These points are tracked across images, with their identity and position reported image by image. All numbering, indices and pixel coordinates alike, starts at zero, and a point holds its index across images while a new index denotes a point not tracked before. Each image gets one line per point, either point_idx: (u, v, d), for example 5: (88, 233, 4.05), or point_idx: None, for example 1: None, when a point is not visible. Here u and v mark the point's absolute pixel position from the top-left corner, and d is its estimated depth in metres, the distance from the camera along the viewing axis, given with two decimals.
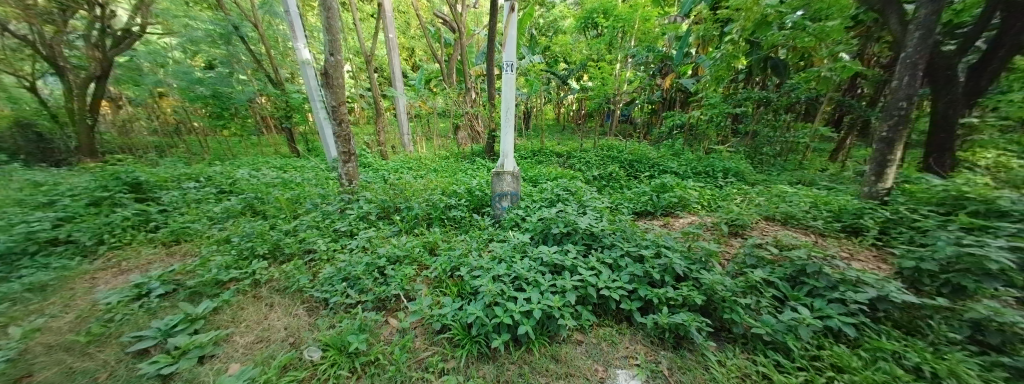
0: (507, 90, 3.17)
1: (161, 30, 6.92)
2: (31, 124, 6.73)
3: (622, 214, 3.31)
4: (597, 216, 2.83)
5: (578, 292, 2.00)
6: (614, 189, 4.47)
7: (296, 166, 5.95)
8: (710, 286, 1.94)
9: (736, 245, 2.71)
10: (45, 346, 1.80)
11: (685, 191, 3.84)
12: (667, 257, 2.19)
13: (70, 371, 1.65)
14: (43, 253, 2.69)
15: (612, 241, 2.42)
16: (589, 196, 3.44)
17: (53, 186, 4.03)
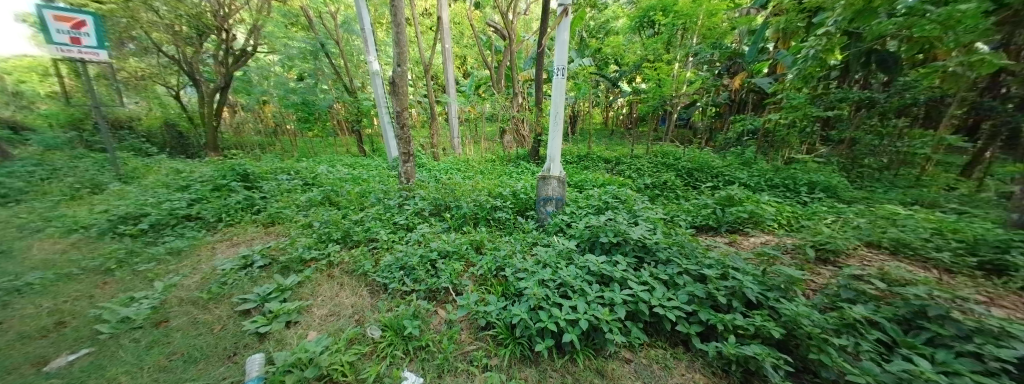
0: (558, 94, 3.17)
1: (266, 49, 8.32)
2: (175, 124, 8.56)
3: (680, 227, 3.06)
4: (650, 228, 2.66)
5: (628, 307, 1.88)
6: (668, 199, 4.18)
7: (363, 164, 6.60)
8: (791, 319, 1.69)
9: (826, 275, 2.32)
10: (178, 299, 2.26)
11: (756, 206, 3.42)
12: (736, 279, 1.96)
13: (195, 320, 2.06)
14: (180, 225, 3.41)
15: (668, 256, 2.25)
16: (642, 206, 3.24)
17: (188, 174, 5.02)
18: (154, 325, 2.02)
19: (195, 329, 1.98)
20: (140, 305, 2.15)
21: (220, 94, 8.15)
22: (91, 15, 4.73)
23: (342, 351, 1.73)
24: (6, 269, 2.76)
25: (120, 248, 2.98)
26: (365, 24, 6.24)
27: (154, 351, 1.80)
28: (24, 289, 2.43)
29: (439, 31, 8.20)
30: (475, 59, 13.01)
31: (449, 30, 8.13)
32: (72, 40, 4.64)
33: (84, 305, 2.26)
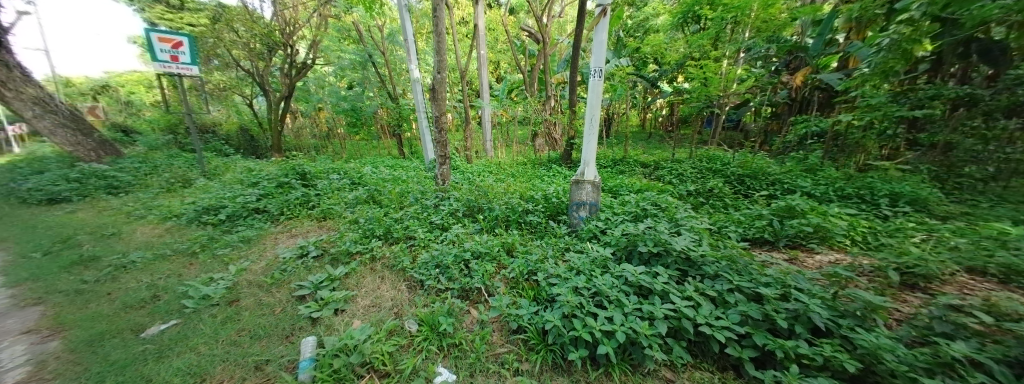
0: (594, 96, 3.10)
1: (322, 60, 9.15)
2: (247, 128, 9.69)
3: (729, 239, 2.83)
4: (695, 239, 2.48)
5: (670, 323, 1.75)
6: (715, 208, 3.90)
7: (403, 166, 6.95)
8: (870, 352, 1.46)
9: (914, 304, 2.01)
10: (247, 282, 2.55)
11: (821, 219, 3.06)
12: (800, 302, 1.76)
13: (259, 302, 2.30)
14: (250, 218, 3.84)
15: (718, 270, 2.07)
16: (684, 214, 3.03)
17: (257, 172, 5.64)
18: (227, 304, 2.30)
19: (259, 310, 2.22)
20: (217, 285, 2.47)
21: (285, 102, 8.97)
22: (185, 35, 5.45)
23: (383, 340, 1.82)
24: (118, 249, 3.30)
25: (203, 234, 3.43)
26: (408, 34, 6.59)
27: (226, 326, 2.04)
28: (131, 266, 2.89)
29: (474, 39, 8.44)
30: (508, 63, 13.23)
31: (484, 37, 8.34)
32: (172, 57, 5.42)
33: (175, 281, 2.63)
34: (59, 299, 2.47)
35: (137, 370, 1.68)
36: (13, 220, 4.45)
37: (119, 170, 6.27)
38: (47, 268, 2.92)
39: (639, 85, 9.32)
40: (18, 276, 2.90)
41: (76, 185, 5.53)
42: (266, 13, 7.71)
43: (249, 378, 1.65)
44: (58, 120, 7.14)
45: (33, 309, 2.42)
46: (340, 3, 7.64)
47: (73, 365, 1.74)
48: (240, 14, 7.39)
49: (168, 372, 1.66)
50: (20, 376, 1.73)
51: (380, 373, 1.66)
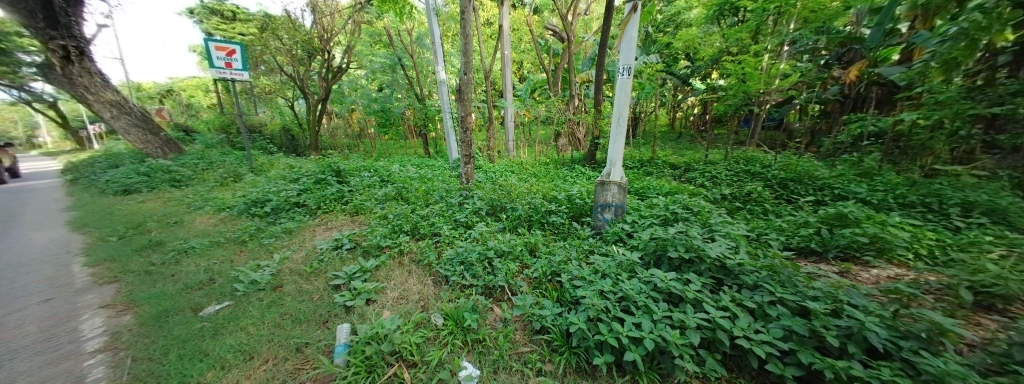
0: (622, 94, 3.03)
1: (356, 64, 9.61)
2: (288, 128, 10.38)
3: (771, 248, 2.56)
4: (732, 246, 2.24)
5: (704, 333, 1.58)
6: (754, 214, 3.64)
7: (428, 165, 7.14)
8: (938, 379, 1.20)
9: (996, 331, 1.73)
10: (289, 270, 2.75)
11: (878, 229, 2.73)
12: (854, 319, 1.52)
13: (300, 289, 2.47)
14: (291, 212, 4.13)
15: (758, 280, 1.84)
16: (719, 220, 2.83)
17: (296, 169, 6.02)
18: (272, 289, 2.50)
19: (298, 296, 2.38)
20: (263, 272, 2.70)
21: (321, 104, 9.47)
22: (238, 44, 5.91)
23: (411, 332, 1.89)
24: (179, 235, 3.67)
25: (251, 225, 3.75)
26: (436, 37, 6.73)
27: (272, 308, 2.23)
28: (191, 251, 3.22)
29: (499, 39, 8.49)
30: (532, 63, 13.23)
31: (508, 37, 8.38)
32: (226, 64, 5.92)
33: (228, 266, 2.89)
34: (133, 278, 2.80)
35: (196, 345, 1.88)
36: (96, 208, 5.07)
37: (179, 165, 6.94)
38: (123, 252, 3.32)
39: (668, 83, 8.99)
40: (100, 257, 3.32)
41: (145, 178, 6.20)
42: (305, 20, 8.19)
43: (290, 360, 1.79)
44: (133, 120, 8.03)
45: (111, 286, 2.76)
46: (372, 10, 7.96)
47: (144, 338, 1.99)
48: (284, 23, 8.05)
49: (222, 349, 1.83)
50: (100, 344, 2.01)
51: (408, 363, 1.73)
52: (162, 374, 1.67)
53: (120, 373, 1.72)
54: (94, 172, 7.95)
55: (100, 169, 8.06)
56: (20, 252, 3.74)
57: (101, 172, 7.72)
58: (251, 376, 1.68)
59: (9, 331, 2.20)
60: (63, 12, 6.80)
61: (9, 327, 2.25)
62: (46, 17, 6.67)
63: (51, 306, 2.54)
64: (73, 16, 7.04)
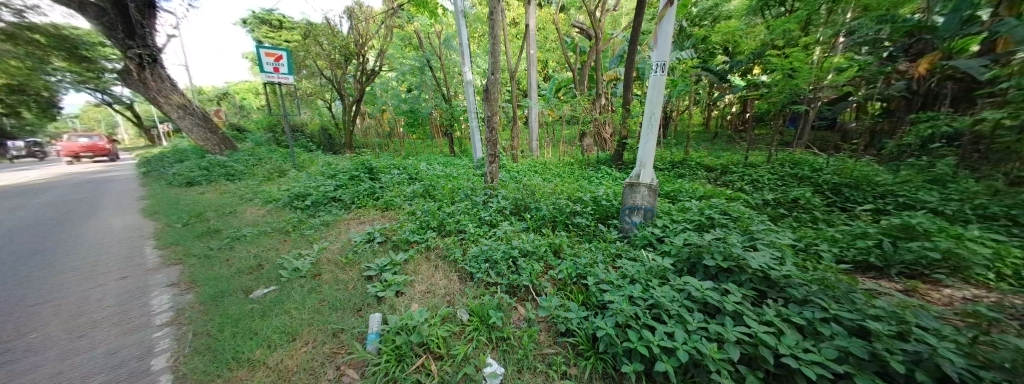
0: (655, 92, 2.92)
1: (387, 66, 10.00)
2: (326, 128, 11.01)
3: (821, 260, 2.19)
4: (777, 256, 1.95)
5: (743, 349, 1.39)
6: (799, 220, 3.27)
7: (453, 163, 7.27)
8: None
9: None
10: (327, 260, 2.93)
11: (950, 241, 2.30)
12: (925, 344, 1.23)
13: (335, 279, 2.61)
14: (327, 206, 4.37)
15: (809, 294, 1.58)
16: (762, 226, 2.52)
17: (331, 166, 6.36)
18: (312, 276, 2.68)
19: (334, 285, 2.52)
20: (305, 260, 2.92)
21: (355, 105, 9.93)
22: (285, 50, 6.32)
23: (438, 325, 1.94)
24: (232, 224, 4.01)
25: (293, 217, 4.03)
26: (463, 37, 6.84)
27: (312, 294, 2.40)
28: (242, 238, 3.52)
29: (524, 39, 8.48)
30: (557, 61, 13.12)
31: (535, 36, 8.34)
32: (274, 69, 6.37)
33: (273, 254, 3.13)
34: (194, 261, 3.12)
35: (246, 325, 2.08)
36: (164, 198, 5.68)
37: (233, 160, 7.60)
38: (187, 237, 3.70)
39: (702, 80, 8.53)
40: (167, 241, 3.72)
41: (204, 172, 6.87)
42: (343, 27, 8.65)
43: (328, 344, 1.91)
44: (195, 120, 8.85)
45: (177, 268, 3.10)
46: (404, 14, 8.25)
47: (203, 315, 2.24)
48: (325, 30, 8.59)
49: (268, 330, 2.01)
50: (166, 319, 2.28)
51: (435, 355, 1.78)
52: (218, 350, 1.88)
53: (184, 345, 1.97)
54: (163, 166, 8.91)
55: (167, 163, 9.02)
56: (104, 234, 4.27)
57: (168, 166, 8.64)
58: (293, 358, 1.82)
59: (95, 304, 2.54)
60: (139, 25, 7.58)
61: (95, 301, 2.60)
62: (125, 29, 7.53)
63: (127, 283, 2.89)
64: (148, 28, 7.82)
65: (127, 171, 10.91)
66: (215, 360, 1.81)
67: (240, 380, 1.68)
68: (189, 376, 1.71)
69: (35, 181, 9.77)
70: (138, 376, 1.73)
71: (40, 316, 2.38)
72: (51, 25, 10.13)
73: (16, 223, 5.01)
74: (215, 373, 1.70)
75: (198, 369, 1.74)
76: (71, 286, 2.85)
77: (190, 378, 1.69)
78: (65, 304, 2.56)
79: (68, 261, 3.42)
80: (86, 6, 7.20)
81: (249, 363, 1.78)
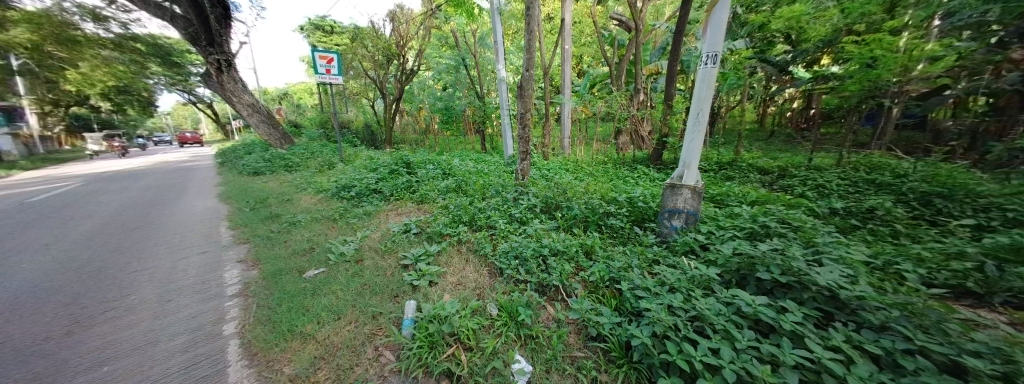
0: (704, 86, 2.69)
1: (425, 65, 10.31)
2: (368, 124, 11.65)
3: (902, 282, 1.90)
4: (847, 273, 1.72)
5: (799, 374, 1.25)
6: (873, 232, 2.88)
7: (484, 160, 7.34)
8: None
9: None
10: (368, 247, 3.10)
11: None
12: None
13: (374, 265, 2.75)
14: (367, 198, 4.61)
15: (887, 320, 1.39)
16: (827, 238, 2.25)
17: (371, 160, 6.70)
18: (355, 261, 2.85)
19: (371, 272, 2.65)
20: (349, 246, 3.12)
21: (394, 102, 10.36)
22: (336, 53, 6.73)
23: (468, 317, 1.97)
24: (289, 210, 4.39)
25: (339, 207, 4.32)
26: (498, 35, 6.83)
27: (354, 278, 2.55)
28: (297, 223, 3.84)
29: (560, 34, 8.30)
30: (593, 55, 12.74)
31: (570, 31, 8.13)
32: (326, 70, 6.81)
33: (322, 238, 3.37)
34: (258, 242, 3.49)
35: (299, 302, 2.29)
36: (235, 185, 6.40)
37: (290, 154, 8.32)
38: (254, 220, 4.16)
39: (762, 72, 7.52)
40: (237, 223, 4.19)
41: (268, 164, 7.64)
42: (386, 29, 9.07)
43: (367, 325, 2.03)
44: (262, 117, 9.77)
45: (244, 247, 3.49)
46: (441, 14, 8.43)
47: (265, 290, 2.54)
48: (369, 33, 9.08)
49: (315, 309, 2.19)
50: (236, 290, 2.63)
51: (464, 346, 1.80)
52: (277, 322, 2.11)
53: (248, 315, 2.28)
54: (235, 157, 10.05)
55: (239, 155, 10.16)
56: (190, 213, 4.93)
57: (240, 157, 9.73)
58: (337, 336, 1.96)
59: (181, 273, 2.97)
60: (218, 34, 8.41)
61: (181, 269, 3.04)
62: (207, 38, 8.41)
63: (207, 256, 3.33)
64: (225, 37, 8.67)
65: (205, 161, 12.39)
66: (274, 331, 2.04)
67: (294, 350, 1.88)
68: (253, 343, 1.98)
69: (137, 168, 11.49)
70: (212, 338, 2.06)
71: (140, 280, 2.84)
72: (149, 35, 11.69)
73: (125, 202, 5.94)
74: (275, 342, 1.94)
75: (262, 338, 2.00)
76: (163, 256, 3.35)
77: (255, 346, 1.94)
78: (159, 271, 3.02)
79: (162, 235, 4.01)
80: (176, 18, 8.14)
81: (301, 336, 1.98)
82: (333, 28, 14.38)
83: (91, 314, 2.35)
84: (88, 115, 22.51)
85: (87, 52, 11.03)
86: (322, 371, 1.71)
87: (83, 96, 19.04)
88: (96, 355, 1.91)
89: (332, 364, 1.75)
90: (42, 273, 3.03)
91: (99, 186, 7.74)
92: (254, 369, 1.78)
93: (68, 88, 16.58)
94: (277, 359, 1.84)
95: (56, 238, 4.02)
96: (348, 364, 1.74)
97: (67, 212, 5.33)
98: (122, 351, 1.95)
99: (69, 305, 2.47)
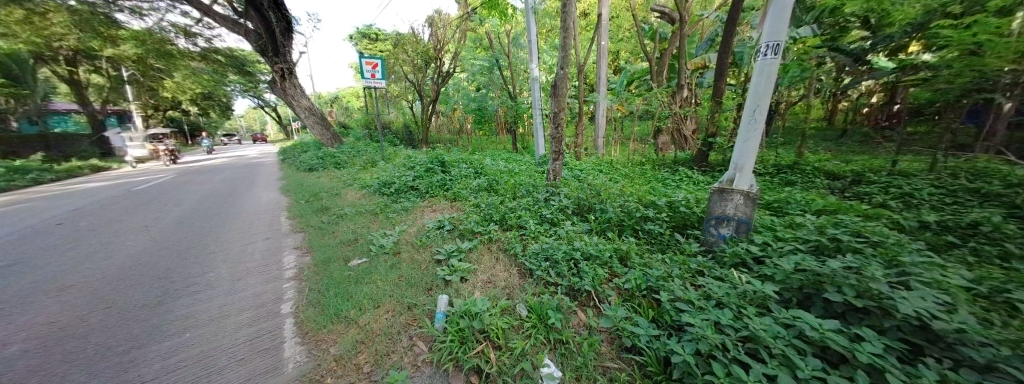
0: (763, 80, 2.45)
1: (461, 67, 10.56)
2: (407, 125, 12.18)
3: (1017, 314, 1.58)
4: (945, 301, 1.45)
5: None
6: (975, 250, 2.44)
7: (516, 160, 7.34)
8: None
9: None
10: (406, 240, 3.21)
11: None
12: None
13: (411, 258, 2.84)
14: (405, 194, 4.80)
15: (996, 359, 1.16)
16: (916, 256, 1.93)
17: (408, 159, 6.97)
18: (393, 254, 2.97)
19: (408, 264, 2.74)
20: (389, 239, 3.26)
21: (430, 103, 10.72)
22: (380, 58, 7.09)
23: (498, 316, 1.95)
24: (337, 203, 4.71)
25: (381, 201, 4.54)
26: (532, 34, 6.78)
27: (392, 270, 2.64)
28: (343, 216, 4.10)
29: (596, 31, 8.05)
30: (631, 51, 12.23)
31: (607, 26, 7.85)
32: (371, 75, 7.18)
33: (365, 231, 3.55)
34: (311, 231, 3.78)
35: (345, 288, 2.43)
36: (293, 179, 7.02)
37: (338, 152, 8.94)
38: (308, 211, 4.52)
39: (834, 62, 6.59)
40: (294, 214, 4.58)
41: (321, 161, 8.29)
42: (424, 34, 9.42)
43: (403, 315, 2.09)
44: (316, 119, 10.56)
45: (299, 235, 3.80)
46: (477, 17, 8.55)
47: (315, 275, 2.73)
48: (410, 39, 9.49)
49: (357, 296, 2.30)
50: (292, 274, 2.87)
51: (494, 344, 1.79)
52: (325, 306, 2.25)
53: (302, 297, 2.47)
54: (293, 155, 11.04)
55: (297, 153, 11.15)
56: (257, 203, 5.48)
57: (297, 155, 10.66)
58: (376, 322, 2.04)
59: (249, 255, 3.31)
60: (281, 45, 9.17)
61: (249, 252, 3.39)
62: (273, 50, 9.23)
63: (271, 241, 3.68)
64: (288, 47, 9.43)
65: (269, 158, 13.74)
66: (322, 314, 2.17)
67: (338, 333, 2.00)
68: (305, 323, 2.14)
69: (215, 163, 13.05)
70: (272, 316, 2.27)
71: (216, 260, 3.21)
72: (229, 49, 13.11)
73: (207, 192, 6.78)
74: (323, 323, 2.07)
75: (312, 319, 2.14)
76: (235, 240, 3.76)
77: (307, 326, 2.09)
78: (232, 253, 3.39)
79: (235, 221, 4.49)
80: (249, 33, 9.05)
81: (345, 320, 2.09)
82: (377, 34, 15.23)
83: (178, 286, 2.70)
84: (180, 119, 26.13)
85: (178, 63, 12.76)
86: (362, 355, 1.80)
87: (177, 102, 22.10)
88: (179, 323, 2.19)
89: (370, 350, 1.83)
90: (143, 250, 3.54)
91: (186, 178, 8.88)
92: (305, 347, 1.92)
93: (164, 95, 19.31)
94: (324, 339, 1.96)
95: (155, 220, 4.67)
96: (385, 351, 1.81)
97: (163, 199, 6.20)
98: (200, 321, 2.23)
99: (162, 277, 2.86)
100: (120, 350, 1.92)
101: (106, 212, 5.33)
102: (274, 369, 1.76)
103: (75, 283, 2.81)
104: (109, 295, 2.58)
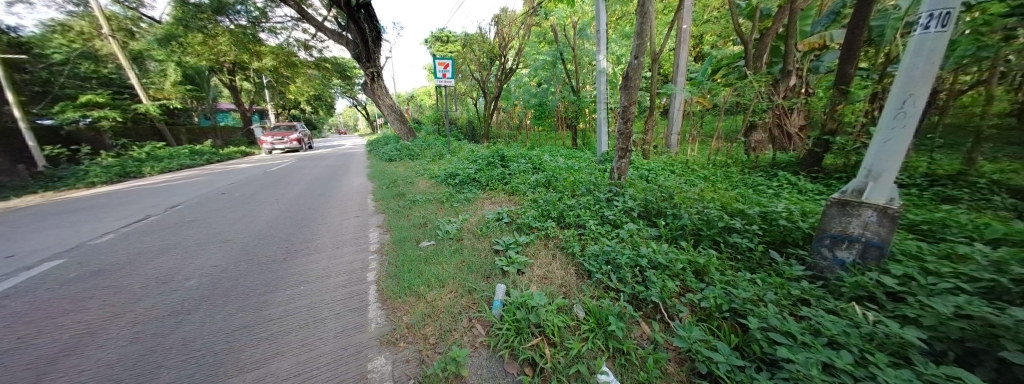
0: (922, 62, 1.91)
1: (525, 63, 10.62)
2: (471, 120, 12.77)
3: None
4: None
5: None
6: None
7: (576, 156, 7.16)
8: None
9: None
10: (469, 229, 3.34)
11: None
12: None
13: (476, 246, 2.95)
14: (468, 185, 5.03)
15: None
16: None
17: (471, 152, 7.29)
18: (456, 240, 3.13)
19: (471, 251, 2.86)
20: (453, 226, 3.43)
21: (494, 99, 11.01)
22: (451, 59, 7.45)
23: (554, 313, 1.91)
24: (409, 191, 5.14)
25: (447, 191, 4.82)
26: (601, 24, 6.39)
27: (455, 254, 2.79)
28: (415, 203, 4.45)
29: (677, 14, 7.26)
30: (718, 34, 10.76)
31: (690, 7, 6.99)
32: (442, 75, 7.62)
33: (433, 217, 3.81)
34: (389, 213, 4.20)
35: (417, 266, 2.64)
36: (377, 167, 7.92)
37: (412, 144, 9.79)
38: (386, 196, 5.04)
39: None
40: (377, 197, 5.14)
41: (398, 152, 9.18)
42: (491, 33, 9.67)
43: (463, 297, 2.19)
44: (395, 115, 11.68)
45: (380, 216, 4.26)
46: (542, 11, 8.42)
47: (393, 252, 3.03)
48: (477, 38, 9.82)
49: (426, 275, 2.48)
50: (376, 249, 3.23)
51: (549, 340, 1.76)
52: (400, 279, 2.48)
53: (383, 269, 2.77)
54: (376, 147, 12.45)
55: (379, 145, 12.54)
56: (351, 186, 6.31)
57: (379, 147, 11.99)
58: (440, 300, 2.18)
59: (345, 229, 3.83)
60: (372, 51, 10.25)
61: (345, 226, 3.93)
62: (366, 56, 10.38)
63: (361, 218, 4.20)
64: (377, 52, 10.50)
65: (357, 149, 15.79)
66: (398, 286, 2.40)
67: (410, 304, 2.18)
68: (384, 291, 2.39)
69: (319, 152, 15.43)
70: (361, 281, 2.58)
71: (320, 231, 3.77)
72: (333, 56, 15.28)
73: (315, 175, 8.05)
74: (399, 293, 2.30)
75: (390, 288, 2.38)
76: (336, 215, 4.40)
77: (386, 294, 2.34)
78: (332, 226, 3.96)
79: (335, 200, 5.24)
80: (349, 43, 10.34)
81: (416, 294, 2.27)
82: (449, 35, 16.16)
83: (294, 249, 3.26)
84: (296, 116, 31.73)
85: (299, 71, 15.41)
86: (429, 327, 1.93)
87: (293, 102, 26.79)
88: (293, 278, 2.64)
89: (436, 324, 1.95)
90: (272, 217, 4.36)
91: (299, 164, 10.70)
92: (384, 311, 2.15)
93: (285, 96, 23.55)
94: (399, 307, 2.17)
95: (280, 196, 5.73)
96: (447, 327, 1.91)
97: (285, 179, 7.57)
98: (309, 277, 2.65)
99: (286, 240, 3.51)
100: (255, 294, 2.40)
101: (249, 187, 6.74)
102: (359, 326, 2.00)
103: (231, 237, 3.62)
104: (248, 251, 3.24)
